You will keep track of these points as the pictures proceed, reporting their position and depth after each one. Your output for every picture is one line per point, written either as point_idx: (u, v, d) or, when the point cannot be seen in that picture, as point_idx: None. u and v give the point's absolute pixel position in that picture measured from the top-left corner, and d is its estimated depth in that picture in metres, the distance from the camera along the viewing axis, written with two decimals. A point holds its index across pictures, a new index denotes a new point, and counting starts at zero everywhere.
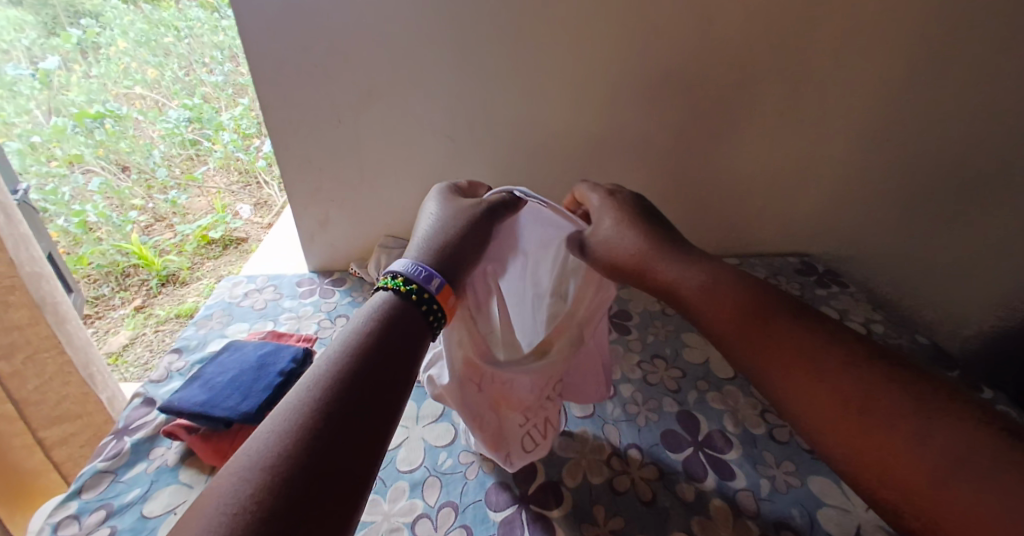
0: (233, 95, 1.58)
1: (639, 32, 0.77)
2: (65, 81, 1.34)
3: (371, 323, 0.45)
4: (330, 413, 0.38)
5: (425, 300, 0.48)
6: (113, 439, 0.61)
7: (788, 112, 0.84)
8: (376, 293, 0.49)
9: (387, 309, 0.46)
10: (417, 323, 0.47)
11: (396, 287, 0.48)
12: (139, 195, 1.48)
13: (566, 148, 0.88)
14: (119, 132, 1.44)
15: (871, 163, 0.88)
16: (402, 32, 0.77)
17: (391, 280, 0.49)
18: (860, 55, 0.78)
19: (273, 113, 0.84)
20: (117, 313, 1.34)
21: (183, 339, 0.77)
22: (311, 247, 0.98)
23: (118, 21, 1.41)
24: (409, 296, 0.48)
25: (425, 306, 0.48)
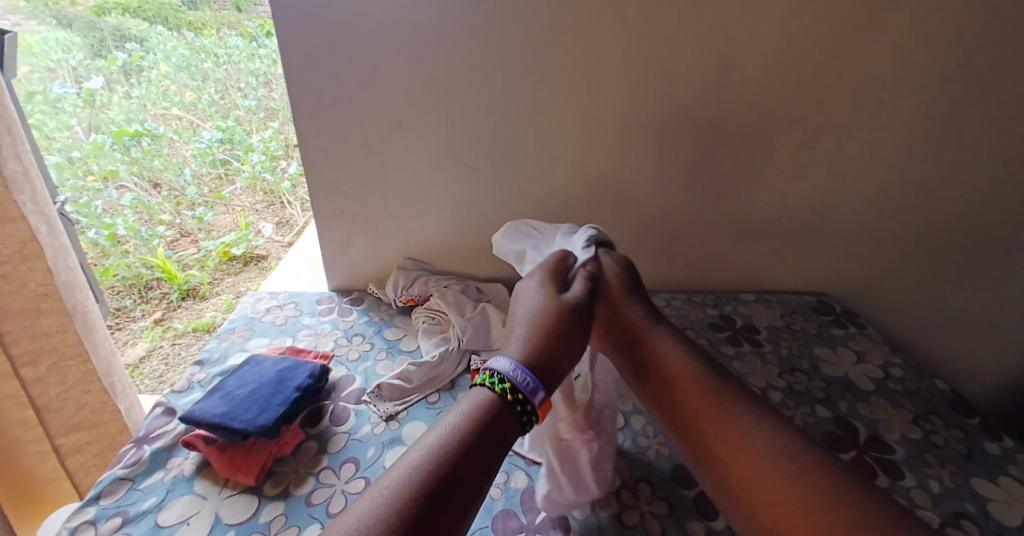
0: (264, 119, 1.66)
1: (658, 71, 0.80)
2: (106, 100, 1.42)
3: (463, 422, 0.48)
4: (418, 512, 0.42)
5: (523, 404, 0.52)
6: (133, 447, 0.62)
7: (803, 153, 0.85)
8: (475, 388, 0.53)
9: (483, 409, 0.50)
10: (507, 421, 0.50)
11: (499, 389, 0.52)
12: (168, 211, 1.54)
13: (585, 179, 0.90)
14: (154, 150, 1.51)
15: (888, 205, 0.88)
16: (430, 66, 0.82)
17: (494, 379, 0.53)
18: (875, 99, 0.80)
19: (305, 139, 0.88)
20: (136, 325, 1.36)
21: (205, 352, 0.78)
22: (332, 267, 1.01)
23: (161, 46, 1.48)
24: (505, 397, 0.51)
25: (525, 416, 0.51)
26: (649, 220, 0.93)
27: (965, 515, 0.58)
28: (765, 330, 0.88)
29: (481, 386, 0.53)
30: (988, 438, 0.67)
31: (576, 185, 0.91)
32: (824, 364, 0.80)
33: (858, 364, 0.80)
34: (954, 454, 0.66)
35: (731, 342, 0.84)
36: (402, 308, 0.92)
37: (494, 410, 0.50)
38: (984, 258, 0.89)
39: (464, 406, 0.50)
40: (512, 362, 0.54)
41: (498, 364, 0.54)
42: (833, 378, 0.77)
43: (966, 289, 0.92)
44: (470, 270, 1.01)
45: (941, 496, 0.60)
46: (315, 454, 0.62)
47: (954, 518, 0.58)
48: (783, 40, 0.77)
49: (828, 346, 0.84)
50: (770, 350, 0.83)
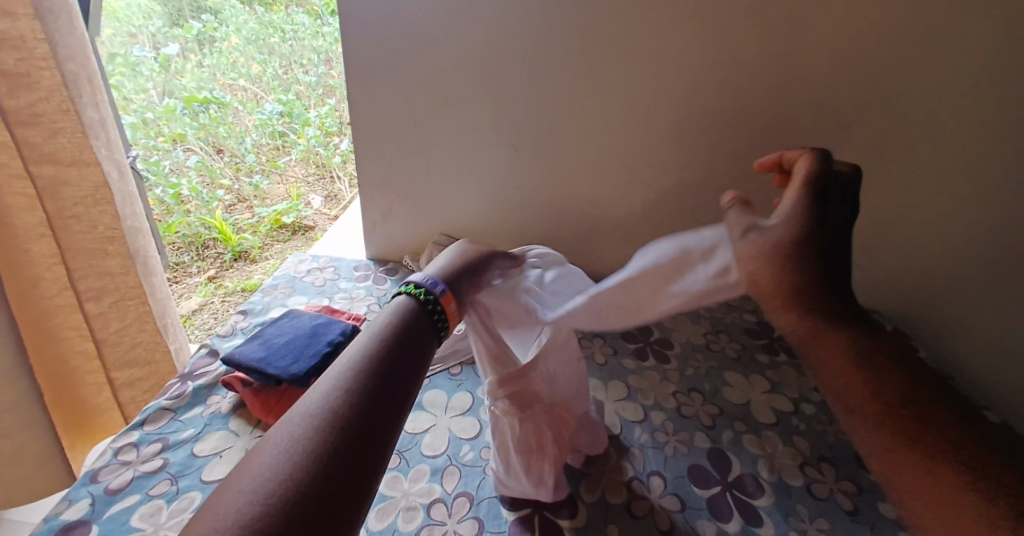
0: (322, 95, 1.72)
1: (713, 63, 0.78)
2: (181, 67, 1.53)
3: (389, 327, 0.44)
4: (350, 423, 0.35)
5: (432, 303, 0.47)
6: (178, 381, 0.67)
7: (863, 158, 0.80)
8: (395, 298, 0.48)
9: (399, 316, 0.45)
10: (424, 328, 0.46)
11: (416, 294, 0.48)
12: (228, 175, 1.61)
13: (627, 170, 0.89)
14: (219, 117, 1.59)
15: (952, 222, 0.82)
16: (480, 44, 0.82)
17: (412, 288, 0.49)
18: (948, 107, 0.75)
19: (356, 109, 0.91)
20: (192, 280, 1.45)
21: (249, 303, 0.83)
22: (372, 237, 1.04)
23: (234, 19, 1.60)
24: (426, 303, 0.47)
25: (435, 313, 0.47)
26: (690, 216, 0.91)
27: None
28: None
29: (403, 294, 0.48)
30: None
31: (618, 173, 0.89)
32: None
33: None
34: None
35: (766, 350, 0.81)
36: None
37: (411, 320, 0.45)
38: None
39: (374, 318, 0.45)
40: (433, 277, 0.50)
41: (418, 276, 0.50)
42: None
43: None
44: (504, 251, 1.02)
45: None
46: None
47: None
48: (851, 35, 0.72)
49: None
50: None
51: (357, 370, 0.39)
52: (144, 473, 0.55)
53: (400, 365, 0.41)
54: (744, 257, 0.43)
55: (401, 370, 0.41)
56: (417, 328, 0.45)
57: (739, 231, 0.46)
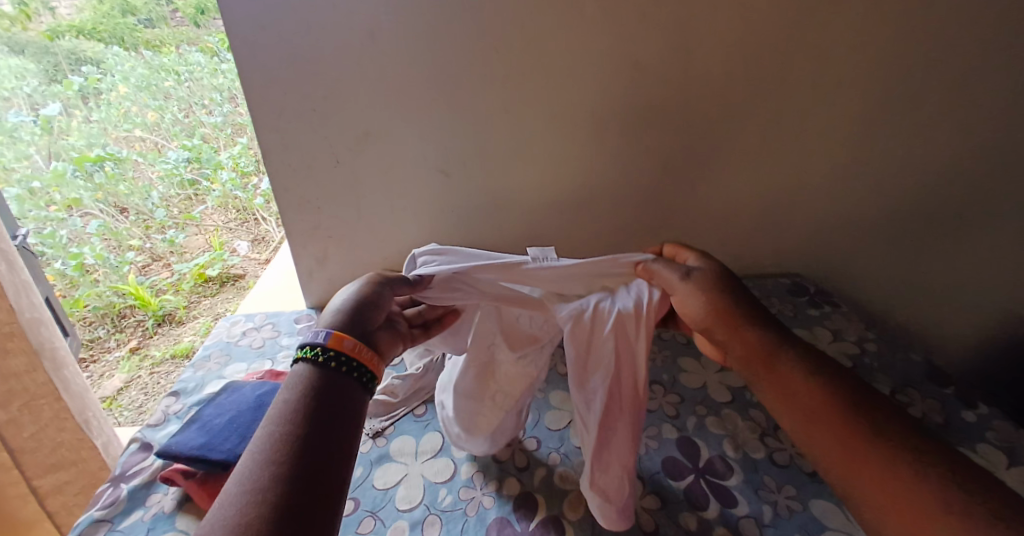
0: (231, 135, 1.65)
1: (623, 69, 0.81)
2: (65, 126, 1.34)
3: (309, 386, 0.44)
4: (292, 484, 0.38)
5: (347, 362, 0.47)
6: (109, 487, 0.60)
7: (769, 140, 0.87)
8: (295, 366, 0.46)
9: (310, 380, 0.45)
10: (343, 387, 0.46)
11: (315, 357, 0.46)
12: (137, 235, 1.49)
13: (558, 180, 0.90)
14: (118, 175, 1.45)
15: (853, 186, 0.91)
16: (395, 75, 0.81)
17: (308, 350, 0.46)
18: (833, 85, 0.82)
19: (271, 156, 0.86)
20: (112, 356, 1.33)
21: (181, 382, 0.76)
22: (309, 284, 0.99)
23: (119, 68, 1.43)
24: (331, 361, 0.46)
25: (356, 373, 0.47)
26: (624, 213, 0.94)
27: None
28: None
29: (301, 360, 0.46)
30: (963, 406, 0.70)
31: (549, 185, 0.91)
32: None
33: (836, 343, 0.82)
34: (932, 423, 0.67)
35: None
36: None
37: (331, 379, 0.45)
38: (946, 230, 0.92)
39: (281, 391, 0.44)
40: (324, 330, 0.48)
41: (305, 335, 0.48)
42: None
43: (934, 261, 0.95)
44: None
45: None
46: None
47: None
48: (742, 30, 0.78)
49: (806, 326, 0.86)
50: None
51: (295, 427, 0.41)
52: None
53: (322, 429, 0.42)
54: (691, 296, 0.54)
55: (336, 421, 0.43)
56: (331, 390, 0.45)
57: (680, 274, 0.56)
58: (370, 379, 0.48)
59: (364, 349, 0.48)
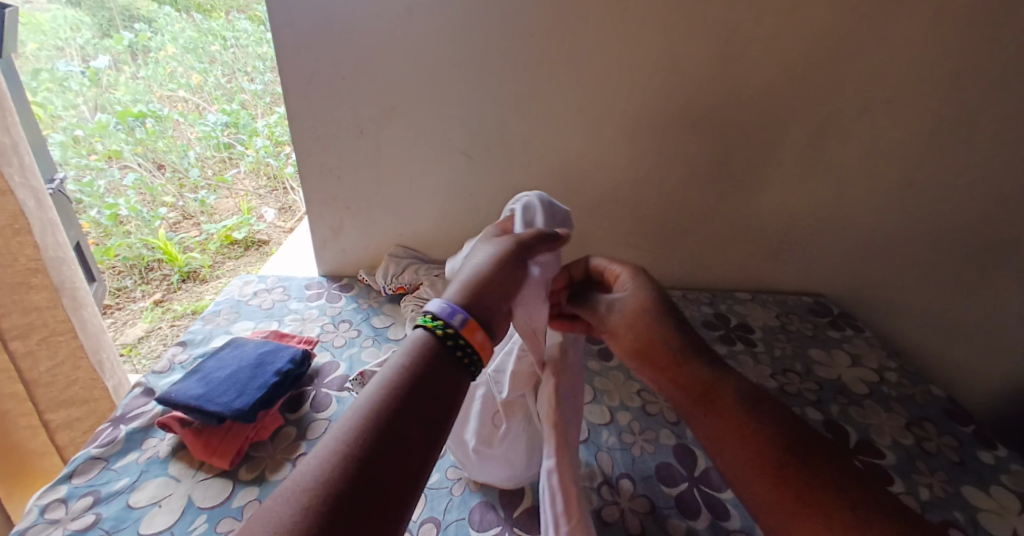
0: (269, 103, 1.65)
1: (656, 60, 0.78)
2: (113, 79, 1.41)
3: (411, 362, 0.42)
4: (366, 458, 0.35)
5: (457, 340, 0.43)
6: (109, 426, 0.61)
7: (807, 149, 0.83)
8: (413, 331, 0.44)
9: (419, 356, 0.42)
10: (449, 372, 0.42)
11: (434, 327, 0.44)
12: (171, 192, 1.51)
13: (581, 171, 0.88)
14: (158, 131, 1.49)
15: (889, 207, 0.86)
16: (424, 48, 0.80)
17: (429, 319, 0.44)
18: (879, 97, 0.78)
19: (298, 121, 0.87)
20: (136, 306, 1.35)
21: (189, 333, 0.78)
22: (323, 253, 1.00)
23: (169, 28, 1.50)
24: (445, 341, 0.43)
25: (461, 352, 0.43)
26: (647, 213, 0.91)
27: (954, 523, 0.57)
28: (760, 329, 0.86)
29: (421, 327, 0.44)
30: (980, 447, 0.66)
31: (571, 176, 0.89)
32: (818, 366, 0.78)
33: (853, 367, 0.79)
34: (946, 461, 0.64)
35: (724, 340, 0.83)
36: (392, 296, 0.91)
37: (427, 360, 0.42)
38: (991, 261, 0.86)
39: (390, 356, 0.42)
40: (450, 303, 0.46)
41: (435, 304, 0.46)
42: (825, 380, 0.76)
43: (971, 294, 0.90)
44: None
45: (930, 503, 0.59)
46: (293, 441, 0.61)
47: (943, 526, 0.56)
48: (788, 30, 0.74)
49: (823, 347, 0.83)
50: (764, 350, 0.81)
51: (385, 402, 0.39)
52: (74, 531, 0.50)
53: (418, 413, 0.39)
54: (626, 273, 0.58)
55: (424, 403, 0.40)
56: (437, 371, 0.42)
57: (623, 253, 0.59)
58: (476, 364, 0.44)
59: (476, 331, 0.44)
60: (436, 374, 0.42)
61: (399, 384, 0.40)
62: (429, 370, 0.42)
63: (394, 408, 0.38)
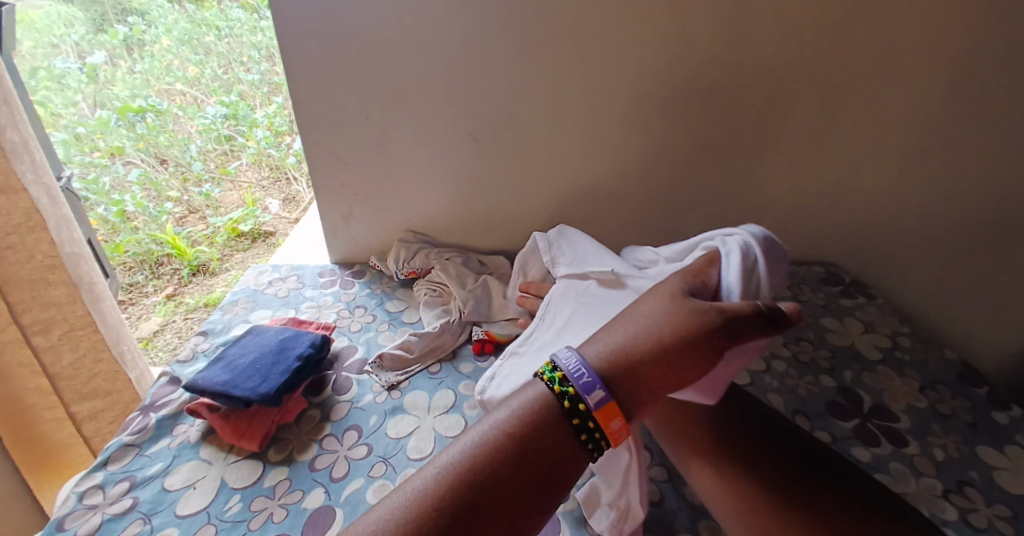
0: (267, 93, 1.62)
1: (663, 34, 0.77)
2: (110, 75, 1.41)
3: (513, 417, 0.44)
4: (451, 505, 0.40)
5: (581, 412, 0.44)
6: (139, 415, 0.63)
7: (817, 118, 0.82)
8: (535, 379, 0.48)
9: (535, 411, 0.45)
10: (569, 441, 0.44)
11: (554, 382, 0.46)
12: (176, 187, 1.53)
13: (588, 150, 0.88)
14: (158, 126, 1.49)
15: (900, 175, 0.85)
16: (427, 30, 0.79)
17: (550, 371, 0.47)
18: (890, 63, 0.76)
19: (303, 109, 0.87)
20: (149, 300, 1.38)
21: (209, 323, 0.79)
22: (334, 240, 1.01)
23: (162, 20, 1.46)
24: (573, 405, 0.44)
25: (581, 421, 0.44)
26: (654, 189, 0.91)
27: (968, 483, 0.58)
28: (771, 301, 0.86)
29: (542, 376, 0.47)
30: (995, 408, 0.67)
31: (577, 155, 0.89)
32: (831, 334, 0.79)
33: (866, 334, 0.79)
34: (960, 423, 0.65)
35: None
36: (405, 280, 0.92)
37: (545, 419, 0.44)
38: (1004, 226, 0.86)
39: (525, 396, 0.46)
40: (575, 353, 0.48)
41: (564, 357, 0.48)
42: (838, 348, 0.76)
43: (982, 261, 0.90)
44: (473, 243, 1.00)
45: (944, 464, 0.60)
46: (318, 423, 0.63)
47: (958, 486, 0.58)
48: None
49: (835, 316, 0.83)
50: None
51: (485, 457, 0.42)
52: (113, 515, 0.53)
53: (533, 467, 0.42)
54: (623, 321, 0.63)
55: (520, 466, 0.42)
56: (551, 433, 0.44)
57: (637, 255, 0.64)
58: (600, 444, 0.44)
59: (612, 418, 0.44)
60: (546, 441, 0.43)
61: (500, 443, 0.43)
62: (535, 432, 0.44)
63: (488, 465, 0.41)
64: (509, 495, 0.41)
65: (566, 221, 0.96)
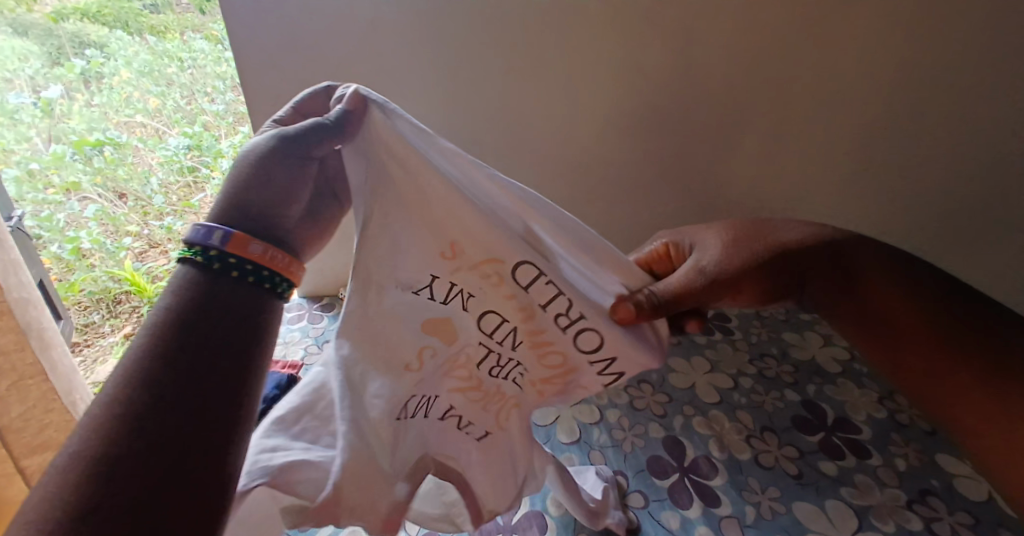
0: (233, 123, 1.52)
1: (619, 65, 0.80)
2: (67, 109, 1.34)
3: (172, 294, 0.36)
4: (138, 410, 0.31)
5: (215, 259, 0.37)
6: None
7: (770, 141, 0.86)
8: (176, 269, 0.38)
9: (194, 278, 0.37)
10: (240, 293, 0.37)
11: (193, 257, 0.37)
12: (135, 221, 1.48)
13: (554, 176, 0.90)
14: (117, 159, 1.45)
15: (851, 192, 0.90)
16: (390, 64, 0.80)
17: (191, 251, 0.37)
18: (834, 88, 0.81)
19: None
20: (107, 340, 1.32)
21: None
22: (302, 273, 0.97)
23: (122, 52, 1.40)
24: (210, 267, 0.37)
25: (248, 276, 0.38)
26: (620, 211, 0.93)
27: (930, 492, 0.59)
28: (736, 317, 0.88)
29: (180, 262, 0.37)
30: None
31: (543, 180, 0.90)
32: (793, 348, 0.81)
33: (826, 346, 0.81)
34: (920, 431, 0.66)
35: (703, 331, 0.85)
36: None
37: (197, 285, 0.36)
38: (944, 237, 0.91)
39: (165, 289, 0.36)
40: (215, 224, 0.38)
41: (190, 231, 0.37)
42: (802, 362, 0.78)
43: None
44: None
45: (907, 474, 0.61)
46: None
47: (920, 495, 0.58)
48: (743, 29, 0.77)
49: (797, 329, 0.85)
50: (741, 337, 0.84)
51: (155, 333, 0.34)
52: None
53: (195, 347, 0.34)
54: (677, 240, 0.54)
55: (211, 323, 0.35)
56: (212, 294, 0.36)
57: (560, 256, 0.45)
58: (275, 280, 0.39)
59: (250, 245, 0.38)
60: (216, 300, 0.36)
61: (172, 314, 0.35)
62: (201, 296, 0.36)
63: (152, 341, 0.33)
64: (200, 363, 0.33)
65: None
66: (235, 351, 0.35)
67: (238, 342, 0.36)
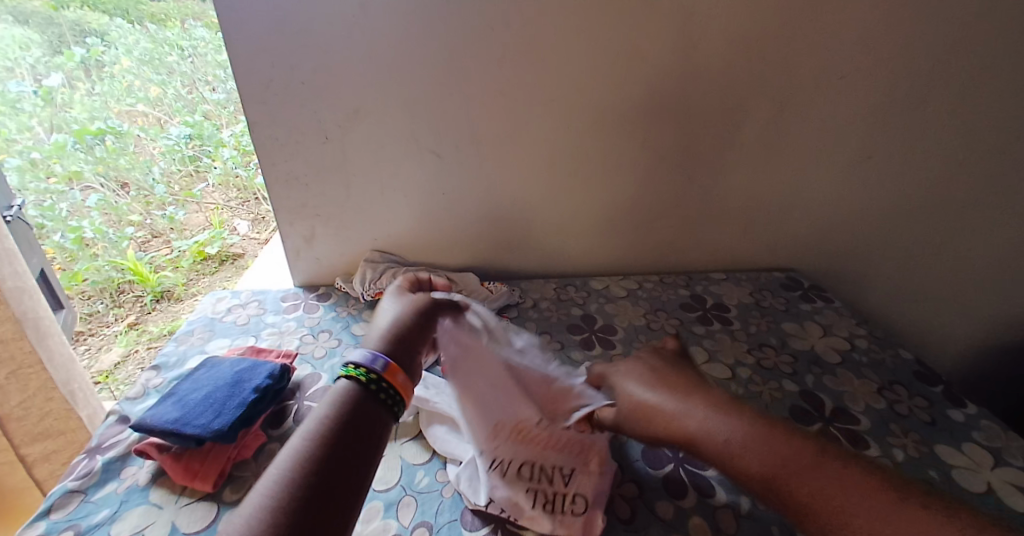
0: (234, 112, 1.57)
1: (616, 48, 0.78)
2: (67, 98, 1.33)
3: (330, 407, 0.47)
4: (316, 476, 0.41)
5: (375, 382, 0.50)
6: (85, 458, 0.60)
7: (770, 126, 0.84)
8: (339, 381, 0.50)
9: (345, 402, 0.48)
10: (373, 412, 0.48)
11: (359, 376, 0.50)
12: (137, 211, 1.47)
13: (551, 163, 0.88)
14: (118, 148, 1.42)
15: (853, 178, 0.88)
16: (383, 49, 0.78)
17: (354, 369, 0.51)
18: (835, 71, 0.79)
19: (258, 130, 0.85)
20: (110, 330, 1.32)
21: (162, 356, 0.76)
22: (297, 263, 0.98)
23: (122, 40, 1.38)
24: (370, 387, 0.49)
25: (380, 393, 0.49)
26: (618, 200, 0.92)
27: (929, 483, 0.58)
28: (735, 308, 0.88)
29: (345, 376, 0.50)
30: (950, 407, 0.68)
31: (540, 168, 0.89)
32: (792, 339, 0.80)
33: (826, 337, 0.81)
34: (919, 422, 0.66)
35: (701, 321, 0.84)
36: (371, 302, 0.90)
37: (352, 405, 0.47)
38: (939, 227, 0.91)
39: (315, 409, 0.46)
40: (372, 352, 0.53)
41: (358, 355, 0.52)
42: (800, 352, 0.78)
43: (931, 256, 0.94)
44: (440, 261, 0.99)
45: (906, 465, 0.60)
46: None
47: None
48: (742, 15, 0.75)
49: (796, 321, 0.85)
50: (740, 328, 0.83)
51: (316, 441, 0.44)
52: None
53: (347, 456, 0.44)
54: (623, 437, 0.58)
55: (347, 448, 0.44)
56: (364, 410, 0.48)
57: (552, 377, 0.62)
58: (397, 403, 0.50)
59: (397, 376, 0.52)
60: (358, 421, 0.47)
61: (321, 432, 0.44)
62: (349, 418, 0.46)
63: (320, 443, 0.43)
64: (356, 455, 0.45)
65: (531, 235, 0.96)
66: (355, 464, 0.44)
67: (362, 460, 0.45)
